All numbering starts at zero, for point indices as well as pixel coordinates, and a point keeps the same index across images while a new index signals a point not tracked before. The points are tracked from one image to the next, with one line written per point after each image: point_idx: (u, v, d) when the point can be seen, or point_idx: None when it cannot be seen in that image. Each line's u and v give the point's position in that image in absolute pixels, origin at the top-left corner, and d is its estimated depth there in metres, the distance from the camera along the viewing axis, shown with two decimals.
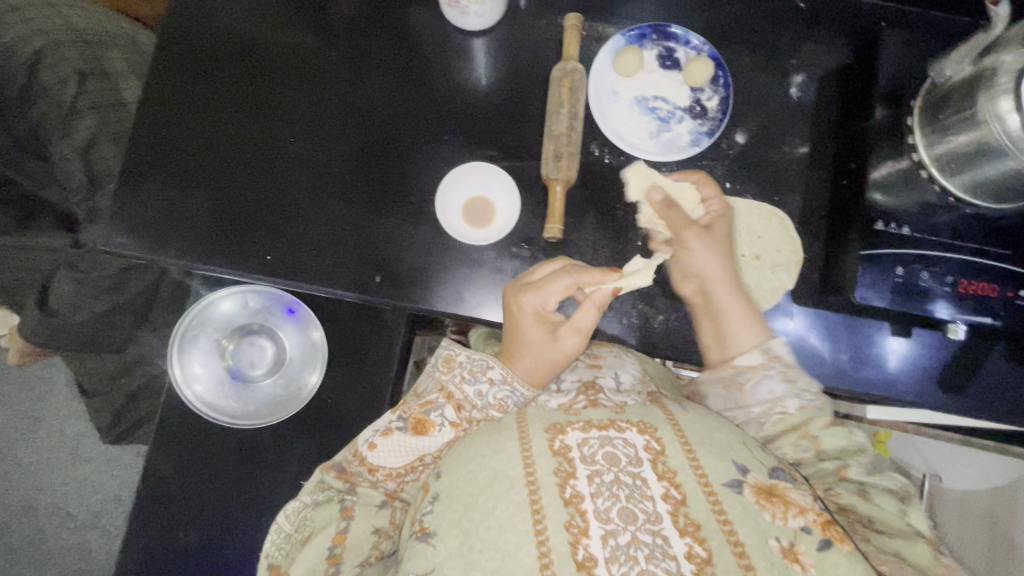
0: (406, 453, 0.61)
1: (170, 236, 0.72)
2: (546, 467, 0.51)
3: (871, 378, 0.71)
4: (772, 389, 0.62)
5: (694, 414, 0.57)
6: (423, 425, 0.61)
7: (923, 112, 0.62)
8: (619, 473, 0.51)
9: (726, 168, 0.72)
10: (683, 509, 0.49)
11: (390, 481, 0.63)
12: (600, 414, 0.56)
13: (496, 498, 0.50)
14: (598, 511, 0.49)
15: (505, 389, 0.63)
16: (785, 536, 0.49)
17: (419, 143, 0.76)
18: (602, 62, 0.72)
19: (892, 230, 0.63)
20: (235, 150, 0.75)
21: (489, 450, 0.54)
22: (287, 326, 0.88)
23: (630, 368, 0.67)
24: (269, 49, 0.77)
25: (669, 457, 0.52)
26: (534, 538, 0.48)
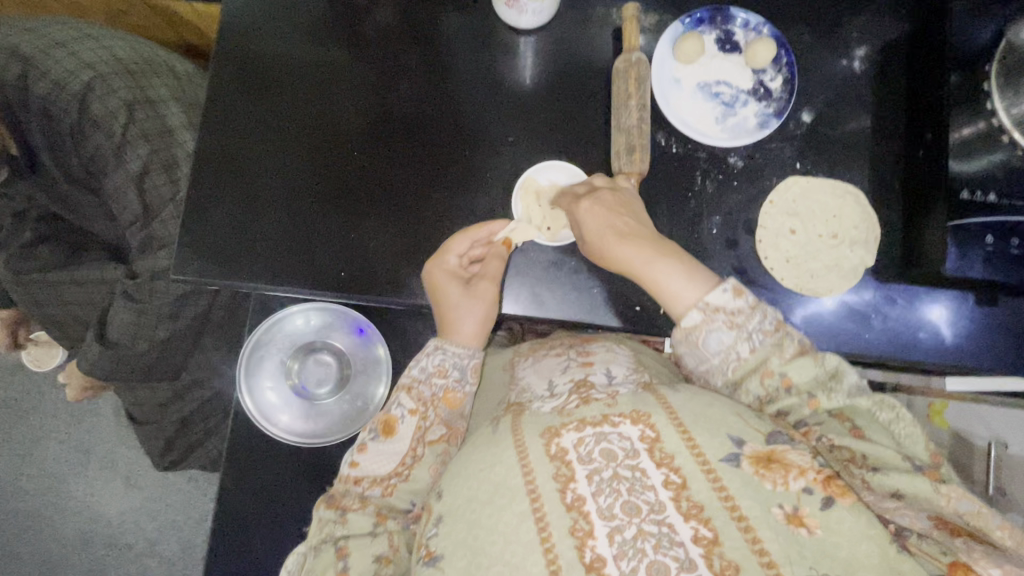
0: (388, 455, 0.62)
1: (243, 259, 0.72)
2: (545, 474, 0.50)
3: (941, 347, 0.69)
4: (722, 340, 0.55)
5: (687, 394, 0.55)
6: (389, 425, 0.63)
7: (1002, 75, 0.61)
8: (618, 468, 0.50)
9: (795, 148, 0.71)
10: (685, 492, 0.48)
11: (377, 490, 0.62)
12: (595, 409, 0.54)
13: (498, 511, 0.50)
14: (601, 509, 0.48)
15: (438, 355, 0.65)
16: (788, 502, 0.47)
17: (481, 144, 0.75)
18: (662, 50, 0.71)
19: (979, 199, 0.62)
20: (291, 166, 0.74)
21: (485, 464, 0.54)
22: (351, 343, 0.87)
23: (624, 360, 0.67)
24: (315, 60, 0.77)
25: (665, 443, 0.50)
26: (541, 548, 0.47)
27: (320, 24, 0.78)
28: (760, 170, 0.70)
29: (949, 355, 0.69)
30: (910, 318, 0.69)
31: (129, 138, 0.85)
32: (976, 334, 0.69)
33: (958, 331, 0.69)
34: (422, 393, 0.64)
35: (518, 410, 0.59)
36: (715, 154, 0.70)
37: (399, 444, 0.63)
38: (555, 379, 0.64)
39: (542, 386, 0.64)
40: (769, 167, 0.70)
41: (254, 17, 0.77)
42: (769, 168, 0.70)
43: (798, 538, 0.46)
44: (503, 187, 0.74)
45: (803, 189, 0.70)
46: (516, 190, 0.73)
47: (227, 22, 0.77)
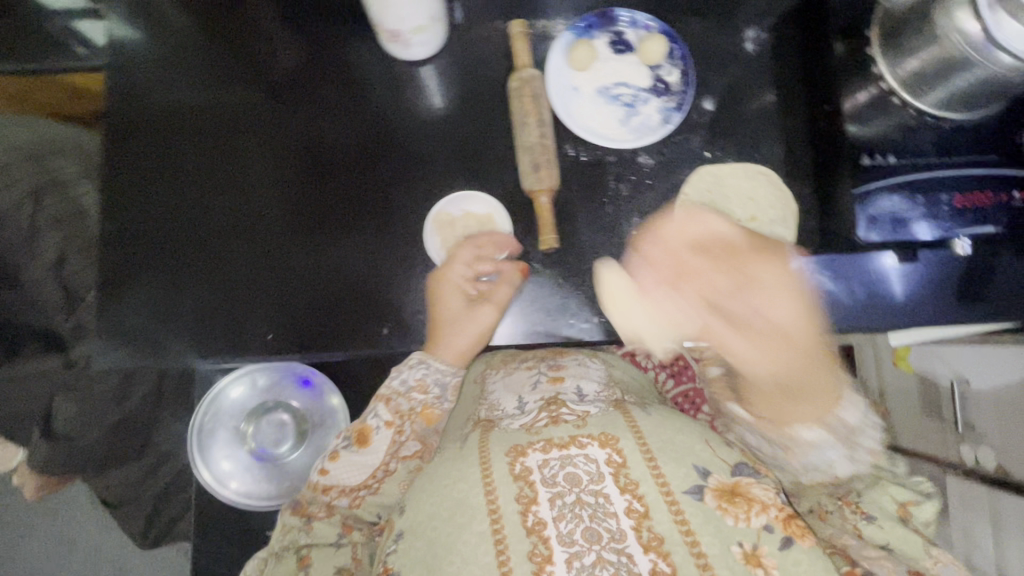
0: (360, 465, 0.62)
1: (169, 331, 0.70)
2: (507, 494, 0.51)
3: (888, 296, 0.69)
4: (830, 459, 0.58)
5: (658, 418, 0.59)
6: (364, 435, 0.62)
7: (883, 40, 0.63)
8: (581, 493, 0.51)
9: (702, 138, 0.71)
10: (647, 522, 0.49)
11: (344, 500, 0.64)
12: (563, 430, 0.56)
13: (458, 530, 0.50)
14: (562, 535, 0.48)
15: (420, 368, 0.64)
16: (748, 539, 0.49)
17: (397, 178, 0.74)
18: (555, 60, 0.71)
19: (878, 161, 0.64)
20: (206, 233, 0.73)
21: (451, 480, 0.54)
22: (303, 397, 0.87)
23: (594, 375, 0.68)
24: (217, 116, 0.75)
25: (631, 469, 0.52)
26: (497, 570, 0.48)
27: (217, 82, 0.76)
28: (672, 164, 0.70)
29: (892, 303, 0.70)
30: (856, 267, 0.70)
31: (40, 225, 0.88)
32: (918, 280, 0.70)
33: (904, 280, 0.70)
34: (400, 406, 0.63)
35: (487, 426, 0.61)
36: (624, 156, 0.70)
37: (371, 455, 0.62)
38: (526, 396, 0.65)
39: (512, 402, 0.65)
40: (680, 160, 0.70)
41: (145, 79, 0.75)
42: (680, 161, 0.70)
43: None
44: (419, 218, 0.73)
45: (717, 177, 0.70)
46: (426, 221, 0.72)
47: (119, 95, 0.75)
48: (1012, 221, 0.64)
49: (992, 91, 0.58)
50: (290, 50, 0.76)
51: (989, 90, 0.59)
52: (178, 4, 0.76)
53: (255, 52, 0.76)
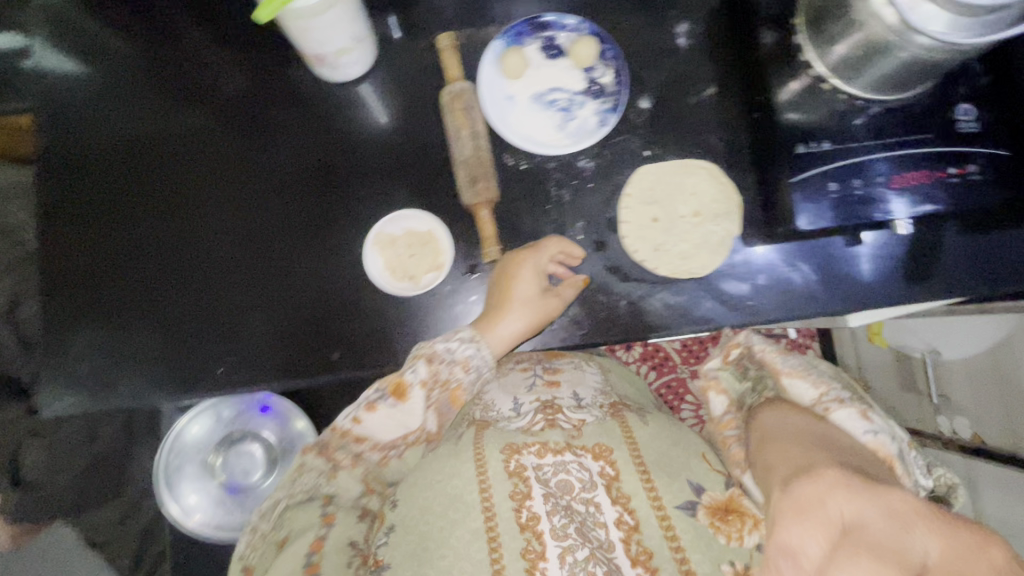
0: (393, 420, 0.59)
1: (122, 369, 0.70)
2: (502, 491, 0.53)
3: (843, 279, 0.69)
4: None
5: (654, 428, 0.61)
6: (401, 389, 0.59)
7: (810, 26, 0.63)
8: (573, 500, 0.53)
9: (641, 137, 0.71)
10: (636, 536, 0.52)
11: (375, 455, 0.60)
12: (559, 435, 0.58)
13: (452, 524, 0.52)
14: (555, 529, 0.51)
15: (471, 346, 0.61)
16: (738, 558, 0.53)
17: (340, 198, 0.72)
18: (488, 70, 0.70)
19: (813, 148, 0.65)
20: (150, 272, 0.72)
21: (444, 476, 0.55)
22: (268, 424, 0.87)
23: (590, 381, 0.69)
24: (158, 149, 0.75)
25: (623, 483, 0.55)
26: (489, 566, 0.49)
27: (156, 120, 0.75)
28: (612, 165, 0.70)
29: (845, 284, 0.69)
30: (807, 254, 0.69)
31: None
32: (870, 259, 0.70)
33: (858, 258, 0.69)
34: (438, 372, 0.60)
35: (481, 425, 0.61)
36: (564, 161, 0.70)
37: (407, 410, 0.59)
38: (521, 396, 0.65)
39: (506, 404, 0.64)
40: (619, 161, 0.70)
41: (87, 117, 0.75)
42: (619, 162, 0.70)
43: None
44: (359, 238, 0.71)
45: (657, 175, 0.70)
46: (365, 242, 0.70)
47: (58, 141, 0.75)
48: (951, 197, 0.65)
49: (918, 71, 0.59)
50: (232, 77, 0.75)
51: (913, 73, 0.60)
52: (121, 36, 0.76)
53: (190, 86, 0.75)
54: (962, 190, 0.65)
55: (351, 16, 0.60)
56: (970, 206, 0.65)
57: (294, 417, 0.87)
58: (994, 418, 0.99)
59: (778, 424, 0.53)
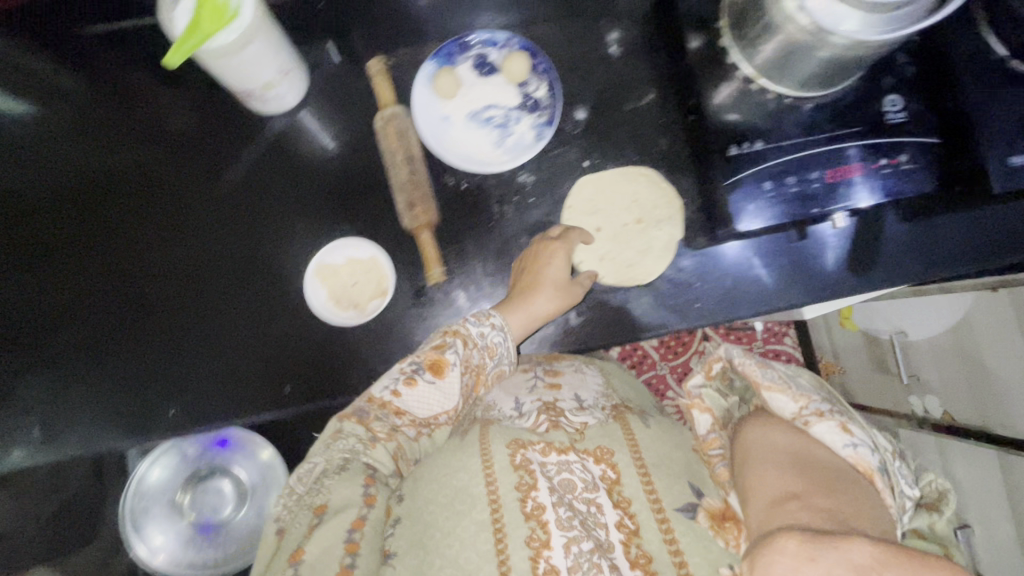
0: (432, 396, 0.61)
1: (76, 416, 0.69)
2: (508, 483, 0.54)
3: (784, 275, 0.71)
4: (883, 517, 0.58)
5: (657, 431, 0.63)
6: (439, 366, 0.61)
7: (732, 29, 0.64)
8: (576, 498, 0.56)
9: (578, 149, 0.71)
10: (636, 539, 0.54)
11: (411, 431, 0.61)
12: (562, 436, 0.60)
13: (458, 516, 0.52)
14: (560, 521, 0.53)
15: (500, 334, 0.64)
16: (734, 562, 0.53)
17: (284, 229, 0.72)
18: (422, 92, 0.71)
19: (746, 149, 0.65)
20: (94, 315, 0.71)
21: (449, 470, 0.56)
22: (236, 459, 0.88)
23: (590, 385, 0.73)
24: (99, 191, 0.74)
25: (623, 486, 0.57)
26: (495, 557, 0.50)
27: (95, 161, 0.74)
28: (553, 178, 0.71)
29: (788, 277, 0.71)
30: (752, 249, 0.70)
31: None
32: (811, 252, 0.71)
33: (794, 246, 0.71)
34: (470, 356, 0.62)
35: (485, 422, 0.63)
36: (504, 178, 0.70)
37: (445, 388, 0.61)
38: (522, 398, 0.68)
39: (508, 403, 0.67)
40: (560, 174, 0.71)
41: (26, 163, 0.74)
42: (559, 175, 0.71)
43: None
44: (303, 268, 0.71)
45: (598, 185, 0.71)
46: (308, 272, 0.69)
47: None
48: (884, 189, 0.66)
49: (839, 69, 0.60)
50: (170, 113, 0.74)
51: (835, 71, 0.61)
52: (70, 71, 0.75)
53: (127, 125, 0.75)
54: (893, 180, 0.65)
55: (273, 47, 0.61)
56: (907, 191, 0.66)
57: (253, 447, 0.88)
58: (962, 396, 0.99)
59: (764, 443, 0.53)
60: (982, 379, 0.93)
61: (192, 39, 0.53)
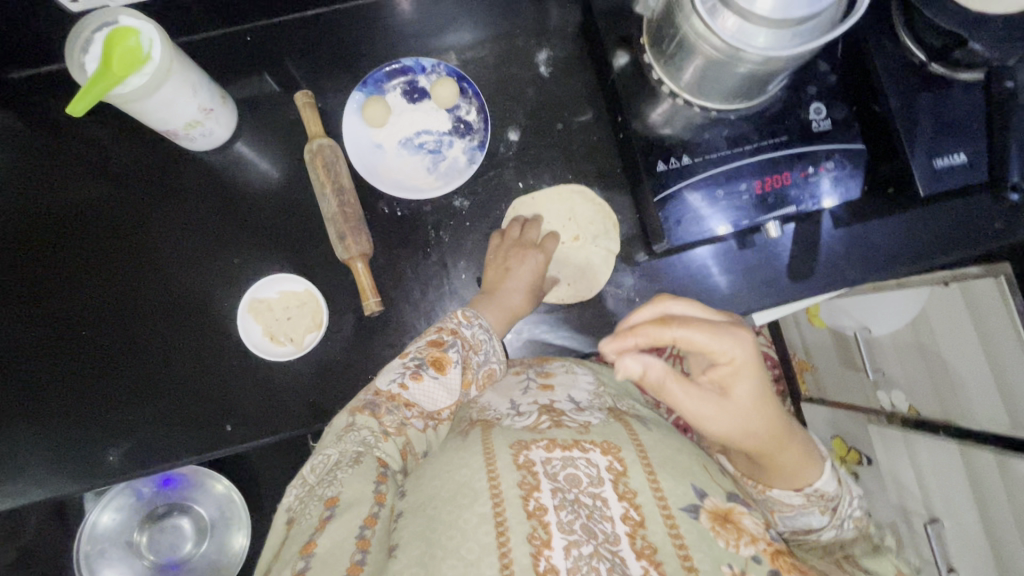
0: (435, 393, 0.59)
1: (16, 462, 0.68)
2: (510, 479, 0.47)
3: (724, 286, 0.71)
4: (809, 522, 0.58)
5: (658, 433, 0.56)
6: (440, 362, 0.59)
7: (652, 46, 0.64)
8: (581, 494, 0.47)
9: (513, 170, 0.72)
10: (641, 531, 0.46)
11: (418, 423, 0.58)
12: (565, 433, 0.52)
13: (460, 509, 0.45)
14: (562, 522, 0.45)
15: (487, 333, 0.63)
16: (737, 563, 0.46)
17: (219, 264, 0.71)
18: (353, 121, 0.72)
19: (673, 165, 0.66)
20: (31, 362, 0.70)
21: (451, 467, 0.49)
22: (190, 495, 0.93)
23: (583, 384, 0.63)
24: (27, 230, 0.72)
25: (631, 478, 0.48)
26: (496, 551, 0.43)
27: (23, 199, 0.73)
28: (487, 202, 0.72)
29: (735, 286, 0.71)
30: (681, 266, 0.71)
31: None
32: (739, 268, 0.71)
33: (722, 261, 0.71)
34: (467, 355, 0.61)
35: (484, 424, 0.55)
36: (439, 202, 0.71)
37: (447, 383, 0.59)
38: (517, 399, 0.60)
39: (503, 404, 0.59)
40: (494, 197, 0.72)
41: None
42: (494, 198, 0.72)
43: None
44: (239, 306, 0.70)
45: (533, 205, 0.72)
46: (241, 305, 0.69)
47: None
48: (811, 198, 0.66)
49: (757, 82, 0.59)
50: (99, 147, 0.73)
51: (755, 83, 0.60)
52: None
53: (53, 161, 0.73)
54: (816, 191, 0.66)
55: (192, 87, 0.61)
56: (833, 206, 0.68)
57: (201, 480, 0.93)
58: (925, 391, 0.93)
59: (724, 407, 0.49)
60: (942, 380, 0.88)
61: (99, 85, 0.53)
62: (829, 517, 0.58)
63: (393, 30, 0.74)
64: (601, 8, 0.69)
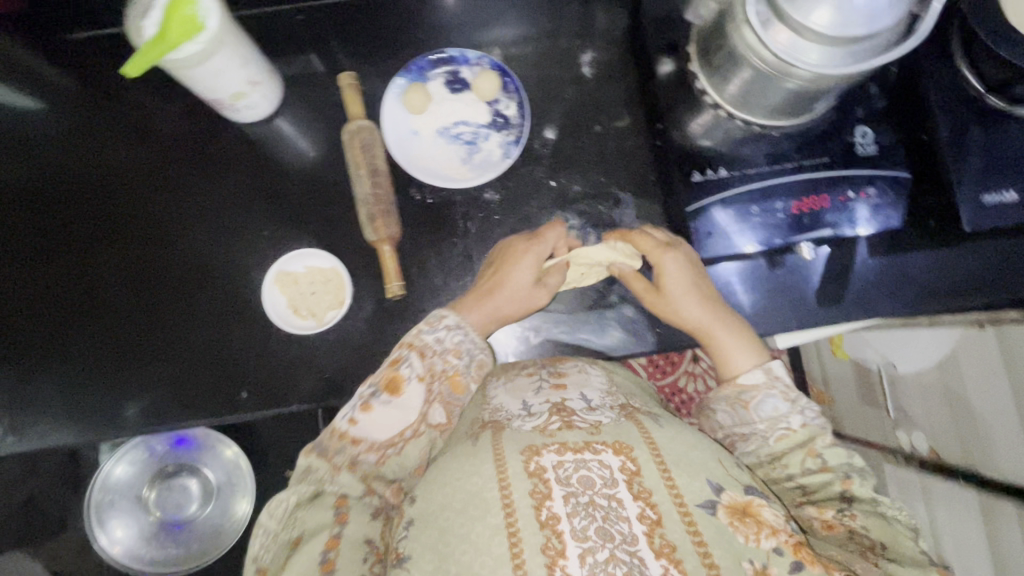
0: (389, 418, 0.58)
1: (39, 409, 0.70)
2: (522, 489, 0.48)
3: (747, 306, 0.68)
4: (776, 406, 0.62)
5: (670, 428, 0.54)
6: (394, 383, 0.58)
7: (700, 54, 0.63)
8: (595, 496, 0.48)
9: (545, 168, 0.72)
10: (659, 530, 0.47)
11: (372, 457, 0.57)
12: (577, 435, 0.52)
13: (471, 522, 0.47)
14: (575, 530, 0.46)
15: (459, 332, 0.62)
16: (758, 557, 0.47)
17: (250, 234, 0.73)
18: (394, 106, 0.73)
19: (710, 176, 0.65)
20: (61, 312, 0.72)
21: (462, 474, 0.51)
22: (202, 457, 0.95)
23: (596, 383, 0.63)
24: (73, 185, 0.75)
25: (645, 477, 0.49)
26: (510, 562, 0.45)
27: (70, 157, 0.75)
28: (516, 197, 0.71)
29: (764, 305, 0.68)
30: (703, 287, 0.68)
31: None
32: (766, 289, 0.68)
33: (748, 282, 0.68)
34: (433, 364, 0.60)
35: (494, 428, 0.56)
36: (470, 194, 0.71)
37: (403, 404, 0.58)
38: (529, 399, 0.59)
39: (515, 403, 0.59)
40: (524, 193, 0.71)
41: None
42: (524, 194, 0.71)
43: None
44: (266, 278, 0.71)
45: (563, 204, 0.71)
46: (267, 280, 0.71)
47: None
48: (850, 221, 0.65)
49: (805, 99, 0.59)
50: (148, 115, 0.76)
51: (800, 100, 0.59)
52: (54, 67, 0.77)
53: (101, 123, 0.76)
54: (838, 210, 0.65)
55: (241, 59, 0.63)
56: (868, 235, 0.66)
57: (212, 445, 0.95)
58: (948, 434, 0.90)
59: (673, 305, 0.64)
60: (966, 425, 0.85)
61: (158, 48, 0.55)
62: (792, 404, 0.61)
63: (438, 20, 0.75)
64: (649, 13, 0.69)
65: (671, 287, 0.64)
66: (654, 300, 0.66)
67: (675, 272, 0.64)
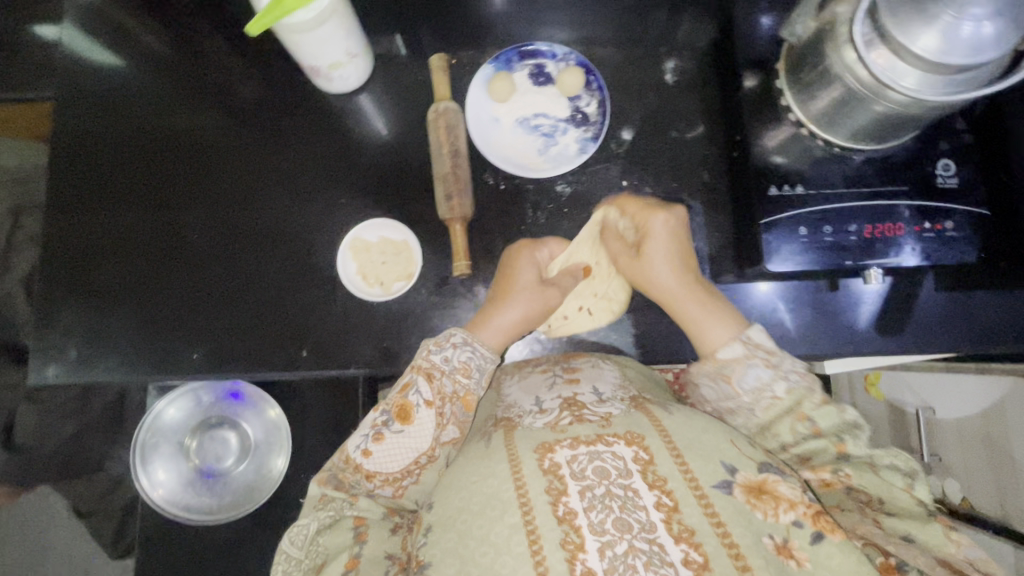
0: (401, 448, 0.61)
1: (105, 346, 0.73)
2: (536, 486, 0.50)
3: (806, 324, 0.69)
4: (759, 376, 0.59)
5: (681, 416, 0.56)
6: (405, 410, 0.61)
7: (788, 72, 0.64)
8: (610, 485, 0.49)
9: (619, 167, 0.73)
10: (676, 516, 0.48)
11: (388, 489, 0.62)
12: (587, 428, 0.54)
13: (491, 522, 0.49)
14: (592, 524, 0.47)
15: (466, 350, 0.64)
16: (778, 533, 0.49)
17: (323, 200, 0.75)
18: (477, 92, 0.75)
19: (786, 192, 0.66)
20: (138, 257, 0.75)
21: (479, 477, 0.53)
22: (245, 412, 0.99)
23: (608, 377, 0.63)
24: (161, 136, 0.78)
25: (658, 466, 0.51)
26: (531, 560, 0.46)
27: (161, 108, 0.79)
28: (587, 192, 0.73)
29: (823, 326, 0.69)
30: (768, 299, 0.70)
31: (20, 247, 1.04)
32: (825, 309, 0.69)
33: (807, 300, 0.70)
34: (443, 386, 0.62)
35: (507, 425, 0.58)
36: (542, 184, 0.73)
37: (414, 431, 0.61)
38: (542, 395, 0.61)
39: (528, 400, 0.61)
40: (595, 189, 0.73)
41: (93, 103, 0.79)
42: (596, 190, 0.73)
43: (786, 569, 0.47)
44: (331, 244, 0.74)
45: None
46: (342, 248, 0.73)
47: (62, 129, 0.78)
48: (926, 251, 0.64)
49: (893, 125, 0.59)
50: (240, 78, 0.79)
51: (893, 124, 0.59)
52: (156, 26, 0.81)
53: (195, 79, 0.79)
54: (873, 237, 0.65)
55: (345, 31, 0.65)
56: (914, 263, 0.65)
57: (259, 403, 0.99)
58: (984, 481, 0.88)
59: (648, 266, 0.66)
60: (1005, 469, 0.84)
61: (271, 15, 0.57)
62: (774, 372, 0.59)
63: (529, 16, 0.78)
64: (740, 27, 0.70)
65: (652, 247, 0.66)
66: (631, 260, 0.67)
67: (657, 234, 0.66)
